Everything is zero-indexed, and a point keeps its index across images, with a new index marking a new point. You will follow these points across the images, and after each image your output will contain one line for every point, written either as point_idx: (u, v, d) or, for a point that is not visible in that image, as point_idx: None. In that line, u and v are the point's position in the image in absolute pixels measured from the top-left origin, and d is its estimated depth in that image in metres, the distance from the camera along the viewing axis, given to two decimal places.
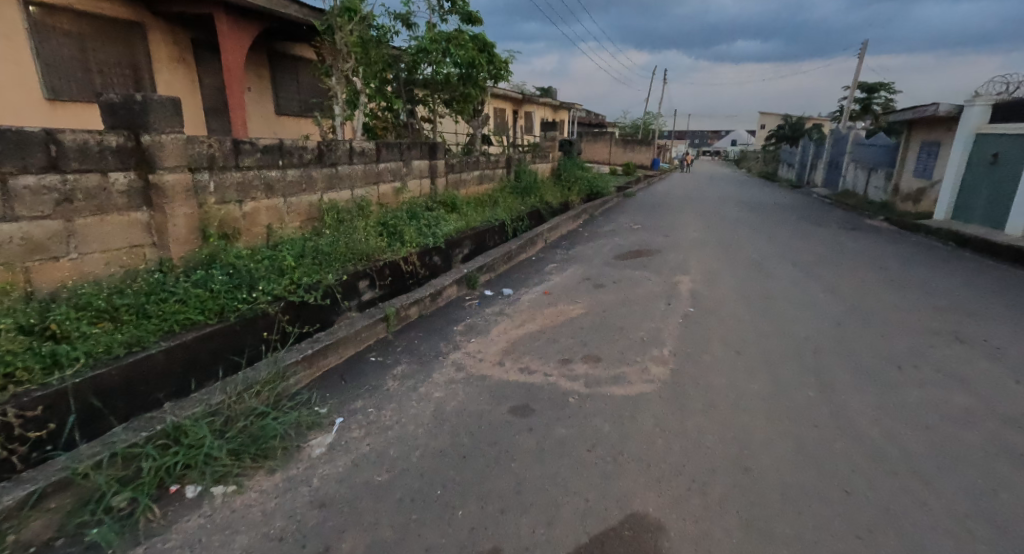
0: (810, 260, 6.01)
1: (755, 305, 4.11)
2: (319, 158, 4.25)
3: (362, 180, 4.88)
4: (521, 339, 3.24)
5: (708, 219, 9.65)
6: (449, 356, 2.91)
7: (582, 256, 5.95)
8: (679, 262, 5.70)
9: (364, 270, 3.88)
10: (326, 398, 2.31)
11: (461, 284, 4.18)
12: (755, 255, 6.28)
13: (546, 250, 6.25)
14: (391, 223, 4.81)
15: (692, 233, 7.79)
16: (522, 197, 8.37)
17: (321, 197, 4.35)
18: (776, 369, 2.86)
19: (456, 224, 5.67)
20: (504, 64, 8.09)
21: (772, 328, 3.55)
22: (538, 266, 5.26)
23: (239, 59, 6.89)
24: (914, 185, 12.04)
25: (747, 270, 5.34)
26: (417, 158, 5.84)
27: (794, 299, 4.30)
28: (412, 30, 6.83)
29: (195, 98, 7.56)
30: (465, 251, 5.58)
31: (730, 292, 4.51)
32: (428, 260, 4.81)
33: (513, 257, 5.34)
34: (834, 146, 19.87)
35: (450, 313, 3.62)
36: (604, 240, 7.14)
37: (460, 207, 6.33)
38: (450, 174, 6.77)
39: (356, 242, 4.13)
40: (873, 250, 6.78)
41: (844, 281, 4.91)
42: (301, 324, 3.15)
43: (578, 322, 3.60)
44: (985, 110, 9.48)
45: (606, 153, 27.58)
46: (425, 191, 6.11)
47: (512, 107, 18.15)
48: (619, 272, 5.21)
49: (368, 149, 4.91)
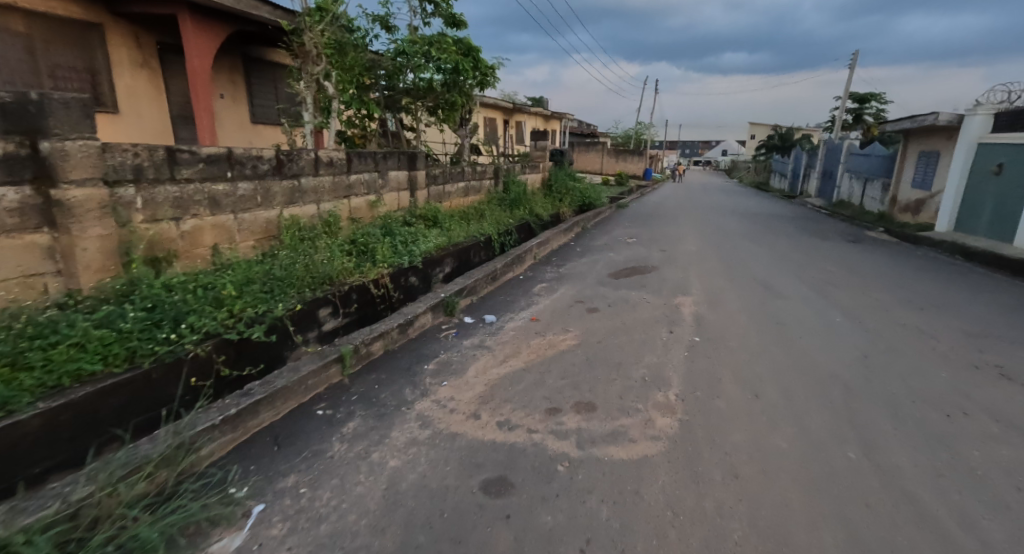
0: (818, 278, 5.61)
1: (767, 333, 3.68)
2: (277, 169, 3.79)
3: (330, 193, 4.42)
4: (503, 380, 2.77)
5: (704, 231, 9.30)
6: (414, 406, 2.43)
7: (574, 274, 5.51)
8: (677, 281, 5.28)
9: (327, 297, 3.41)
10: (248, 475, 1.82)
11: (438, 311, 3.71)
12: (758, 272, 5.88)
13: (536, 267, 5.82)
14: (361, 241, 4.35)
15: (690, 248, 7.41)
16: (511, 209, 7.97)
17: (281, 212, 3.88)
18: (804, 419, 2.41)
19: (437, 240, 5.23)
20: (491, 70, 7.74)
21: (790, 363, 3.11)
22: (527, 287, 4.81)
23: (206, 64, 6.43)
24: (912, 196, 11.81)
25: (752, 290, 4.93)
26: (395, 168, 5.40)
27: (809, 325, 3.88)
28: (391, 33, 6.44)
29: (160, 104, 7.08)
30: (446, 270, 5.13)
31: (737, 317, 4.07)
32: (404, 282, 4.35)
33: (499, 277, 4.89)
34: (828, 156, 19.73)
35: (422, 348, 3.14)
36: (598, 255, 6.74)
37: (443, 221, 5.89)
38: (433, 186, 6.34)
39: (319, 263, 3.66)
40: (882, 265, 6.43)
41: (860, 303, 4.51)
42: (241, 365, 2.66)
43: (569, 356, 3.15)
44: (988, 119, 9.28)
45: (599, 163, 27.39)
46: (404, 204, 5.66)
47: (503, 116, 17.86)
48: (613, 293, 4.77)
49: (337, 159, 4.47)
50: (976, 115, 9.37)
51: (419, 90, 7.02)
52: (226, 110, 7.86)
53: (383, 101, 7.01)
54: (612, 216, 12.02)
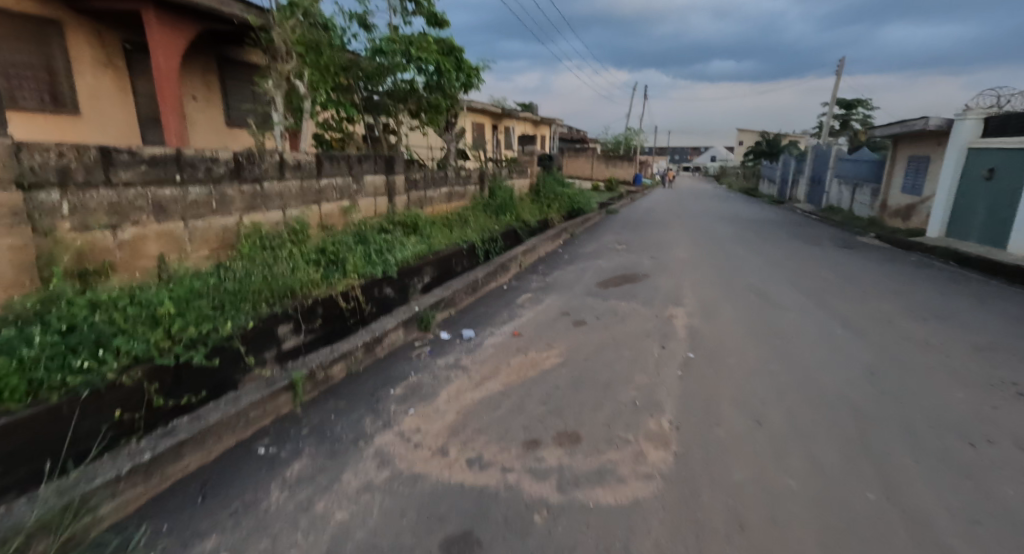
0: (814, 287, 5.41)
1: (765, 348, 3.44)
2: (235, 173, 3.48)
3: (297, 198, 4.12)
4: (478, 407, 2.48)
5: (696, 237, 9.11)
6: (373, 441, 2.12)
7: (560, 284, 5.25)
8: (669, 290, 5.03)
9: (289, 312, 3.11)
10: (157, 539, 1.51)
11: (411, 326, 3.40)
12: (752, 279, 5.66)
13: (521, 275, 5.55)
14: (332, 249, 4.05)
15: (680, 254, 7.20)
16: (497, 215, 7.71)
17: (240, 219, 3.56)
18: (814, 452, 2.15)
19: (416, 248, 4.96)
20: (475, 71, 7.51)
21: (793, 383, 2.87)
22: (510, 298, 4.53)
23: (173, 63, 6.11)
24: (903, 201, 11.76)
25: (747, 300, 4.71)
26: (371, 172, 5.11)
27: (809, 339, 3.65)
28: (369, 31, 6.17)
29: (127, 106, 6.73)
30: (425, 280, 4.86)
31: (733, 330, 3.83)
32: (378, 293, 4.07)
33: (480, 288, 4.61)
34: (816, 162, 19.78)
35: (390, 369, 2.84)
36: (586, 263, 6.49)
37: (423, 228, 5.61)
38: (413, 191, 6.05)
39: (282, 274, 3.35)
40: (879, 272, 6.25)
41: (861, 315, 4.29)
42: (179, 393, 2.34)
43: (552, 377, 2.86)
44: (977, 124, 9.20)
45: (588, 169, 27.28)
46: (382, 209, 5.38)
47: (491, 122, 17.67)
48: (601, 303, 4.50)
49: (305, 162, 4.17)
50: (966, 120, 9.31)
51: (399, 92, 6.83)
52: (199, 113, 7.53)
53: (362, 102, 6.76)
54: (602, 222, 11.81)
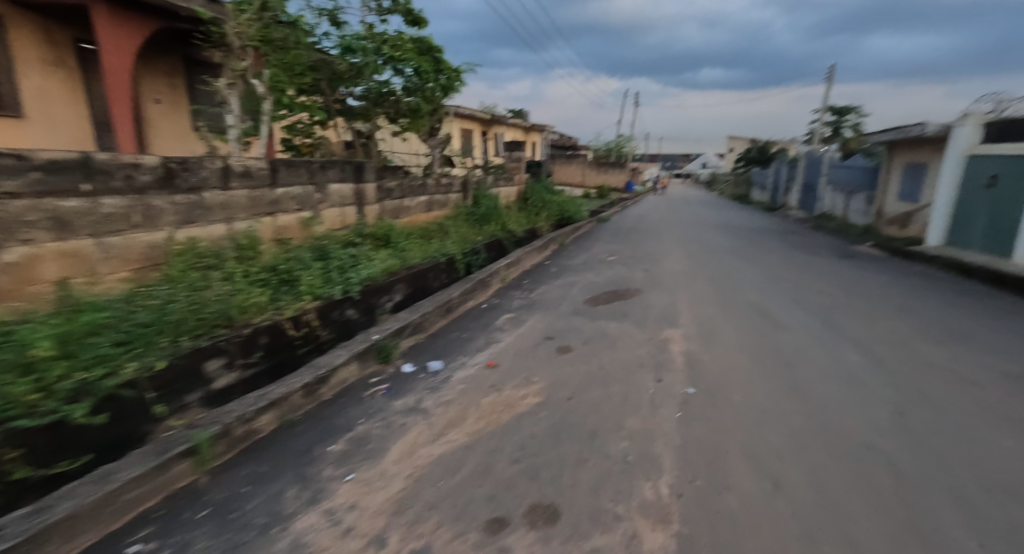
0: (817, 302, 5.03)
1: (773, 379, 3.02)
2: (165, 181, 3.00)
3: (245, 209, 3.65)
4: (435, 468, 2.02)
5: (689, 247, 8.76)
6: (291, 525, 1.64)
7: (545, 301, 4.83)
8: (663, 308, 4.61)
9: (221, 345, 2.63)
10: None
11: (368, 359, 2.93)
12: (751, 294, 5.27)
13: (504, 291, 5.13)
14: (286, 267, 3.59)
15: (674, 266, 6.82)
16: (480, 225, 7.31)
17: (172, 234, 3.09)
18: (851, 531, 1.72)
19: (385, 264, 4.53)
20: (456, 74, 7.12)
21: (810, 427, 2.45)
22: (488, 320, 4.08)
23: (125, 62, 5.64)
24: (900, 209, 11.51)
25: (747, 318, 4.31)
26: (337, 180, 4.66)
27: (820, 367, 3.24)
28: (340, 29, 5.74)
29: (80, 109, 6.24)
30: (395, 299, 4.43)
31: (735, 356, 3.41)
32: (336, 316, 3.61)
33: (456, 308, 4.16)
34: (808, 169, 19.64)
35: (335, 416, 2.37)
36: (575, 276, 6.08)
37: (396, 241, 5.18)
38: (387, 201, 5.62)
39: (217, 297, 2.88)
40: (884, 285, 5.90)
41: (874, 336, 3.90)
42: (52, 459, 1.85)
43: (529, 423, 2.42)
44: (977, 130, 8.99)
45: (580, 175, 26.99)
46: (351, 221, 4.94)
47: (480, 128, 17.32)
48: (589, 325, 4.07)
49: (256, 169, 3.72)
50: (964, 125, 9.10)
51: (373, 93, 6.45)
52: (163, 117, 7.05)
53: (334, 104, 6.34)
54: (592, 231, 11.43)
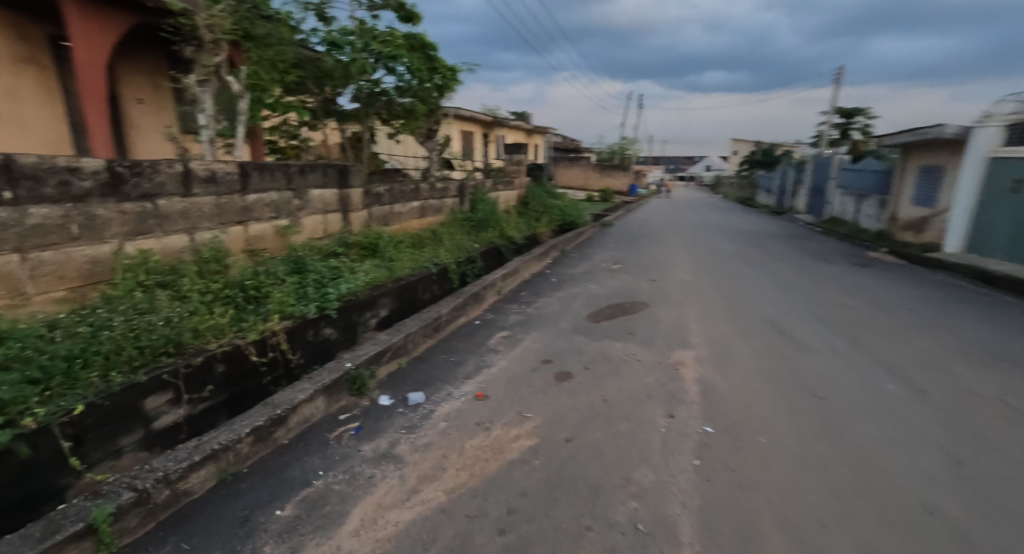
0: (839, 318, 4.64)
1: (803, 416, 2.64)
2: (111, 188, 2.65)
3: (211, 218, 3.29)
4: (403, 542, 1.65)
5: (697, 254, 8.40)
6: None
7: (544, 317, 4.47)
8: (672, 325, 4.23)
9: (164, 379, 2.27)
10: None
11: (339, 391, 2.56)
12: (766, 309, 4.89)
13: (500, 305, 4.77)
14: (255, 282, 3.23)
15: (682, 276, 6.45)
16: (477, 232, 6.97)
17: (121, 246, 2.74)
18: None
19: (370, 276, 4.18)
20: (453, 74, 6.80)
21: (854, 482, 2.07)
22: (480, 340, 3.71)
23: (97, 58, 5.28)
24: (915, 214, 11.10)
25: (766, 338, 3.92)
26: (319, 186, 4.32)
27: (855, 400, 2.86)
28: (327, 23, 5.40)
29: (55, 109, 5.90)
30: (379, 314, 4.09)
31: (757, 385, 3.03)
32: (311, 337, 3.26)
33: (445, 326, 3.80)
34: (816, 172, 19.22)
35: (291, 468, 2.01)
36: (576, 287, 5.72)
37: (384, 251, 4.84)
38: (376, 207, 5.27)
39: (166, 320, 2.52)
40: (910, 297, 5.51)
41: (910, 360, 3.51)
42: None
43: (520, 477, 2.04)
44: (999, 132, 8.66)
45: (583, 178, 26.62)
46: (334, 229, 4.59)
47: (481, 130, 17.02)
48: (592, 346, 3.69)
49: (224, 173, 3.37)
50: (986, 127, 8.74)
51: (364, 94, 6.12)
52: (146, 118, 6.71)
53: (322, 104, 6.02)
54: (595, 236, 11.07)
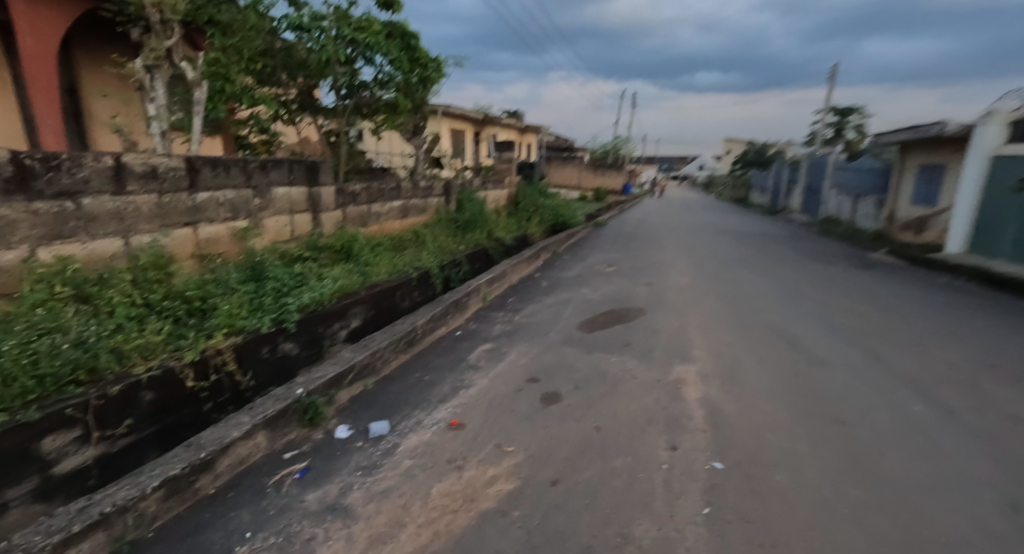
0: (849, 325, 4.32)
1: (826, 446, 2.30)
2: (16, 184, 2.25)
3: (150, 219, 2.89)
4: None
5: (693, 256, 8.09)
6: None
7: (533, 327, 4.11)
8: (671, 336, 3.89)
9: (69, 415, 1.87)
10: None
11: (285, 424, 2.17)
12: (770, 316, 4.57)
13: (486, 312, 4.41)
14: (201, 292, 2.84)
15: (679, 280, 6.13)
16: (464, 233, 6.62)
17: (31, 253, 2.33)
18: None
19: (340, 283, 3.81)
20: (436, 65, 6.42)
21: (899, 537, 1.72)
22: (459, 355, 3.34)
23: (47, 47, 4.83)
24: (915, 213, 10.87)
25: (775, 352, 3.59)
26: (283, 184, 3.93)
27: (882, 426, 2.52)
28: (297, 8, 5.00)
29: (6, 102, 5.43)
30: (350, 325, 3.73)
31: (769, 407, 2.69)
32: (265, 355, 2.88)
33: (421, 339, 3.43)
34: (810, 171, 19.04)
35: (211, 528, 1.63)
36: (568, 293, 5.38)
37: (360, 254, 4.48)
38: (352, 207, 4.90)
39: (78, 340, 2.12)
40: (921, 302, 5.21)
41: (935, 376, 3.18)
42: None
43: (494, 536, 1.67)
44: (1003, 129, 8.41)
45: (576, 178, 26.32)
46: (303, 231, 4.20)
47: (472, 128, 16.67)
48: (583, 362, 3.34)
49: (166, 168, 2.96)
50: (990, 123, 8.49)
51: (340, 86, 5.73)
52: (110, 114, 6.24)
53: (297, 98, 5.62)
54: (589, 237, 10.74)
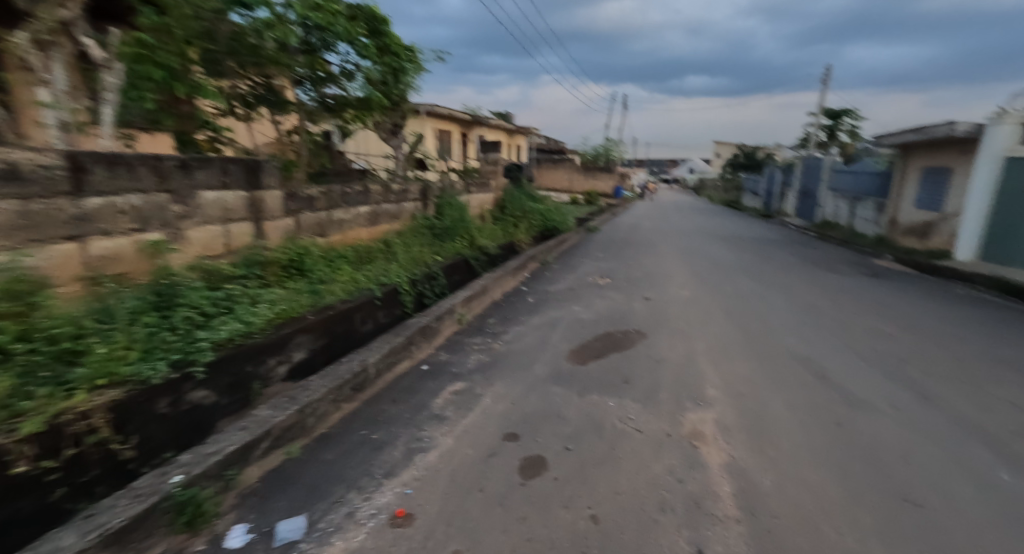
0: (882, 350, 3.75)
1: (907, 549, 1.70)
2: None
3: (10, 233, 2.19)
4: None
5: (692, 264, 7.53)
6: None
7: (515, 357, 3.48)
8: (679, 371, 3.27)
9: None
10: None
11: (146, 536, 1.51)
12: (789, 339, 3.99)
13: (461, 338, 3.78)
14: (75, 329, 2.16)
15: (680, 293, 5.53)
16: (442, 241, 5.99)
17: None
18: None
19: (280, 308, 3.15)
20: (407, 54, 5.81)
21: None
22: (421, 401, 2.69)
23: None
24: (918, 218, 10.45)
25: (805, 390, 3.00)
26: (213, 187, 3.24)
27: (967, 511, 1.94)
28: None
29: None
30: (292, 359, 3.07)
31: (816, 479, 2.09)
32: (162, 410, 2.20)
33: (376, 381, 2.78)
34: (804, 174, 18.68)
35: None
36: (557, 310, 4.76)
37: (314, 270, 3.86)
38: (308, 213, 4.23)
39: None
40: (950, 320, 4.69)
41: (1005, 423, 2.61)
42: None
43: None
44: (1016, 129, 7.99)
45: (567, 181, 25.81)
46: (242, 244, 3.53)
47: (459, 130, 16.07)
48: (575, 409, 2.70)
49: (36, 166, 2.26)
50: (1001, 124, 8.06)
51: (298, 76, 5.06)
52: None
53: (256, 91, 5.03)
54: (580, 243, 10.17)
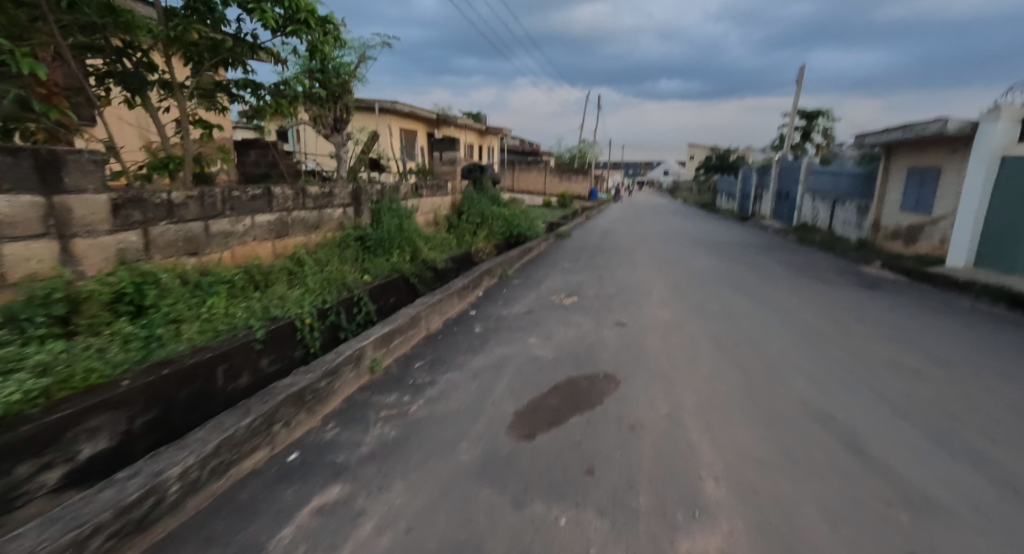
0: (921, 401, 2.91)
1: None
2: None
3: None
4: None
5: (673, 276, 6.65)
6: None
7: (436, 430, 2.46)
8: (665, 449, 2.31)
9: None
10: None
11: None
12: (799, 383, 3.11)
13: (366, 399, 2.74)
14: None
15: (661, 315, 4.62)
16: (375, 255, 4.94)
17: None
18: None
19: (61, 375, 2.04)
20: (325, 25, 4.70)
21: None
22: (254, 539, 1.66)
23: None
24: (905, 221, 9.87)
25: (841, 477, 2.11)
26: None
27: None
28: None
29: None
30: (79, 456, 1.98)
31: None
32: None
33: (185, 501, 1.73)
34: (781, 175, 18.22)
35: None
36: (509, 344, 3.76)
37: (162, 305, 2.77)
38: (165, 226, 3.13)
39: None
40: (980, 350, 3.88)
41: None
42: None
43: None
44: (1013, 126, 7.38)
45: (541, 183, 24.91)
46: (28, 274, 2.39)
47: (422, 128, 14.95)
48: (502, 540, 1.71)
49: None
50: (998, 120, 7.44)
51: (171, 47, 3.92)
52: None
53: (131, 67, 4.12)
54: (549, 251, 9.24)
